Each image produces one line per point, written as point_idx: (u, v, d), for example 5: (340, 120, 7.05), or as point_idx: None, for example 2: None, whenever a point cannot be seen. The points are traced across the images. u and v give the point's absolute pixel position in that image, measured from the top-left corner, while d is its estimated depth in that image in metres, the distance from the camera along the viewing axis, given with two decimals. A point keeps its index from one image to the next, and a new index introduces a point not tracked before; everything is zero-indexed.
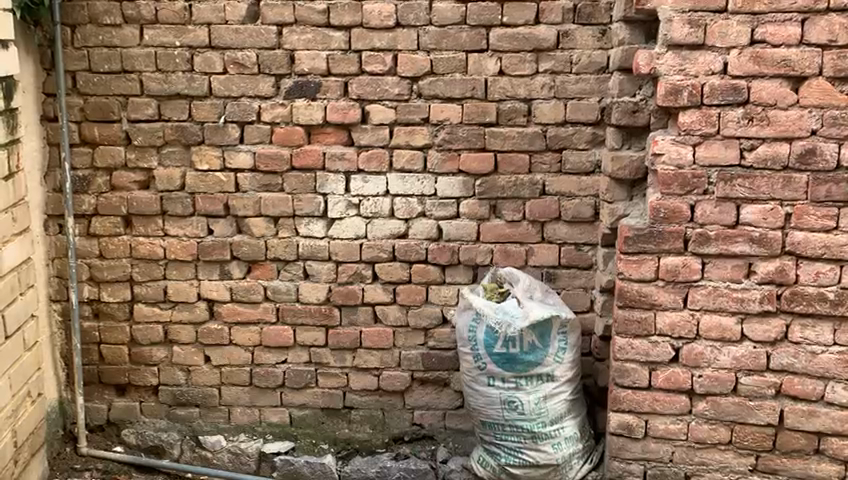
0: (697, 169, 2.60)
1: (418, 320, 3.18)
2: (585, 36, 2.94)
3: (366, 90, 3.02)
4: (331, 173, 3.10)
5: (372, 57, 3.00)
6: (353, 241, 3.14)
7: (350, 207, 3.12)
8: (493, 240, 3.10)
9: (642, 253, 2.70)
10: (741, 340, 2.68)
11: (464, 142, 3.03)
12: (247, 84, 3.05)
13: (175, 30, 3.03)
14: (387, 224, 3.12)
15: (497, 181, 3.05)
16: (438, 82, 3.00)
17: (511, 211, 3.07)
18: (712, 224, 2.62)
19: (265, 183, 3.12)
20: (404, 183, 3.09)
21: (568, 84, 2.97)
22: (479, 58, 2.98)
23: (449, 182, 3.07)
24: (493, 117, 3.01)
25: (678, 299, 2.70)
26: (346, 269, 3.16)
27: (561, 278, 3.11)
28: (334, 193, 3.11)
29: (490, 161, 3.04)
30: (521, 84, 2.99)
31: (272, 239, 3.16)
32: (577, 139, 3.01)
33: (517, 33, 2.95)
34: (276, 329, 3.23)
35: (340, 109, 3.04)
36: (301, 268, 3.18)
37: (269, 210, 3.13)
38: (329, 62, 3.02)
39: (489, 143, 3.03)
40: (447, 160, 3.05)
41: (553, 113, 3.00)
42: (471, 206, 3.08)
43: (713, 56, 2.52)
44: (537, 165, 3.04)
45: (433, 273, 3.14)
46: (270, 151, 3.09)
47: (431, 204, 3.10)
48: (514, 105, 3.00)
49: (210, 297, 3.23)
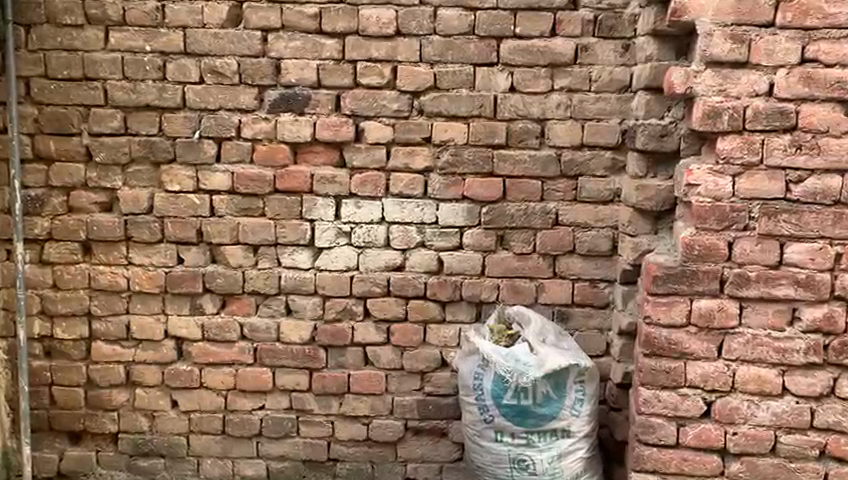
0: (737, 202, 2.31)
1: (413, 363, 2.84)
2: (606, 51, 2.65)
3: (362, 104, 2.70)
4: (320, 196, 2.75)
5: (368, 68, 2.67)
6: (343, 274, 2.80)
7: (341, 235, 2.78)
8: (500, 274, 2.78)
9: (672, 295, 2.40)
10: (782, 395, 2.38)
11: (469, 166, 2.72)
12: (226, 96, 2.71)
13: (145, 33, 2.68)
14: (381, 255, 2.79)
15: (506, 209, 2.74)
16: (442, 98, 2.68)
17: (520, 243, 2.76)
18: (753, 264, 2.33)
19: (244, 207, 2.76)
20: (401, 210, 2.76)
21: (586, 103, 2.68)
22: (489, 72, 2.67)
23: (452, 209, 2.75)
24: (502, 137, 2.70)
25: (711, 348, 2.40)
26: (334, 305, 2.81)
27: (574, 318, 2.79)
28: (322, 219, 2.77)
29: (498, 187, 2.72)
30: (535, 102, 2.68)
31: (251, 270, 2.81)
32: (595, 164, 2.71)
33: (531, 46, 2.65)
34: (253, 371, 2.86)
35: (332, 126, 2.70)
36: (283, 303, 2.83)
37: (248, 238, 2.78)
38: (320, 73, 2.68)
39: (498, 166, 2.71)
40: (450, 185, 2.73)
41: (569, 135, 2.70)
42: (476, 236, 2.76)
43: (757, 76, 2.25)
44: (551, 192, 2.73)
45: (432, 310, 2.81)
46: (251, 172, 2.74)
47: (431, 233, 2.77)
48: (526, 125, 2.69)
49: (179, 334, 2.86)
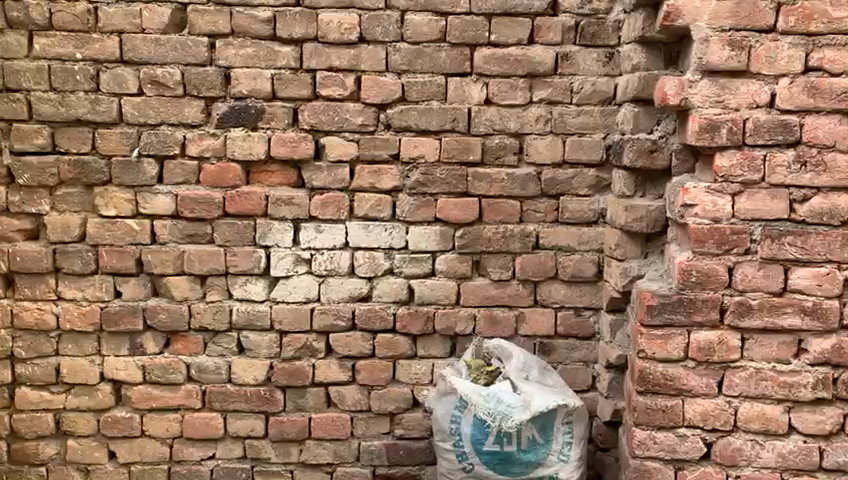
0: (737, 223, 2.11)
1: (381, 404, 2.56)
2: (588, 60, 2.44)
3: (321, 118, 2.43)
4: (276, 220, 2.47)
5: (328, 78, 2.41)
6: (302, 307, 2.51)
7: (300, 263, 2.50)
8: (476, 304, 2.53)
9: (668, 327, 2.18)
10: (788, 434, 2.17)
11: (441, 185, 2.47)
12: (168, 109, 2.41)
13: (75, 38, 2.37)
14: (345, 284, 2.51)
15: (482, 232, 2.50)
16: (411, 111, 2.43)
17: (498, 269, 2.52)
18: (755, 292, 2.13)
19: (190, 232, 2.47)
20: (367, 234, 2.49)
21: (568, 117, 2.46)
22: (462, 82, 2.43)
23: (423, 233, 2.50)
24: (477, 154, 2.46)
25: (711, 384, 2.18)
26: (292, 341, 2.53)
27: (557, 350, 2.56)
28: (279, 246, 2.48)
29: (473, 208, 2.48)
30: (512, 116, 2.46)
31: (198, 304, 2.51)
32: (578, 183, 2.49)
33: (508, 54, 2.42)
34: (202, 417, 2.55)
35: (288, 142, 2.43)
36: (235, 340, 2.53)
37: (195, 267, 2.48)
38: (275, 83, 2.41)
39: (473, 185, 2.47)
40: (420, 206, 2.48)
41: (550, 151, 2.47)
42: (450, 262, 2.51)
43: (758, 86, 2.06)
44: (531, 213, 2.50)
45: (402, 345, 2.54)
46: (197, 194, 2.45)
47: (400, 260, 2.51)
48: (503, 141, 2.46)
49: (117, 377, 2.53)
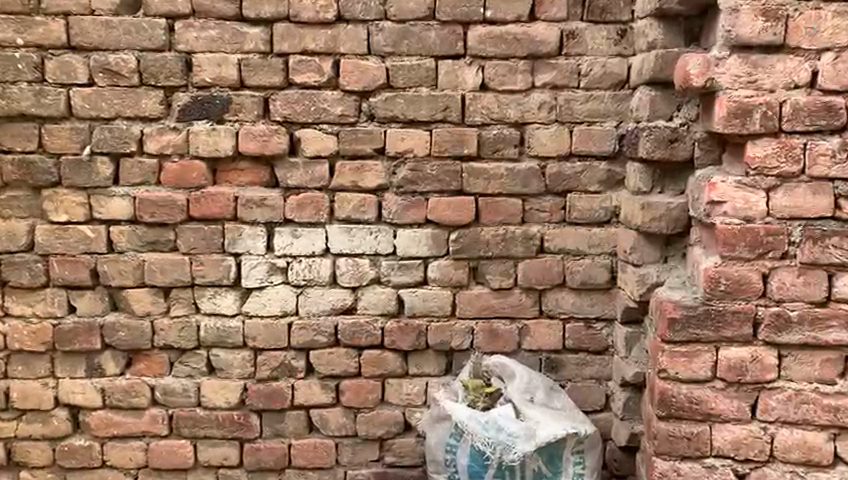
0: (772, 223, 1.82)
1: (369, 428, 2.28)
2: (597, 38, 2.15)
3: (296, 108, 2.15)
4: (247, 224, 2.19)
5: (303, 64, 2.13)
6: (278, 321, 2.24)
7: (275, 272, 2.22)
8: (474, 316, 2.25)
9: (693, 343, 1.89)
10: (833, 465, 1.88)
11: (432, 182, 2.19)
12: (123, 101, 2.14)
13: (16, 21, 2.09)
14: (326, 295, 2.24)
15: (479, 234, 2.21)
16: (397, 99, 2.15)
17: (498, 276, 2.24)
18: (795, 302, 1.84)
19: (151, 239, 2.19)
20: (350, 239, 2.21)
21: (575, 103, 2.17)
22: (454, 66, 2.15)
23: (412, 236, 2.22)
24: (473, 147, 2.17)
25: (743, 408, 1.89)
26: (268, 360, 2.25)
27: (566, 367, 2.28)
28: (250, 253, 2.21)
29: (469, 209, 2.20)
30: (512, 103, 2.17)
31: (161, 319, 2.24)
32: (587, 178, 2.20)
33: (506, 33, 2.14)
34: (169, 445, 2.28)
35: (259, 136, 2.15)
36: (205, 359, 2.26)
37: (158, 278, 2.21)
38: (243, 70, 2.13)
39: (469, 183, 2.19)
40: (409, 207, 2.20)
41: (555, 143, 2.18)
42: (444, 269, 2.23)
43: (797, 63, 1.77)
44: (534, 213, 2.22)
45: (391, 363, 2.26)
46: (157, 196, 2.17)
47: (387, 267, 2.23)
48: (501, 131, 2.18)
49: (73, 402, 2.26)
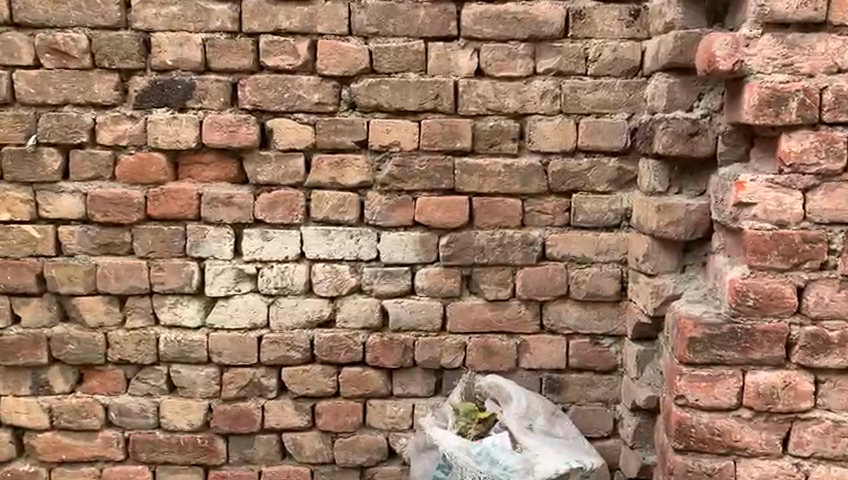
0: (810, 228, 1.58)
1: (349, 455, 2.04)
2: (607, 19, 1.91)
3: (267, 95, 1.91)
4: (212, 225, 1.96)
5: (276, 45, 1.89)
6: (247, 334, 2.00)
7: (243, 279, 1.98)
8: (467, 330, 2.01)
9: (716, 366, 1.65)
10: None
11: (420, 179, 1.95)
12: (73, 85, 1.90)
13: None
14: (301, 306, 1.99)
15: (473, 238, 1.97)
16: (381, 85, 1.91)
17: (493, 286, 1.99)
18: (834, 320, 1.59)
19: (105, 241, 1.95)
20: (328, 243, 1.97)
21: (582, 92, 1.93)
22: (446, 49, 1.91)
23: (398, 240, 1.97)
24: (466, 141, 1.93)
25: (773, 441, 1.65)
26: (235, 377, 2.01)
27: (569, 388, 2.04)
28: (216, 257, 1.97)
29: (462, 210, 1.96)
30: (510, 91, 1.93)
31: (116, 331, 1.99)
32: (595, 177, 1.96)
33: (504, 12, 1.89)
34: (125, 471, 2.04)
35: (225, 126, 1.91)
36: (165, 375, 2.02)
37: (111, 285, 1.97)
38: (208, 51, 1.90)
39: (462, 180, 1.95)
40: (395, 207, 1.96)
41: (559, 137, 1.94)
42: (433, 278, 1.99)
43: (840, 43, 1.53)
44: (535, 215, 1.97)
45: (373, 382, 2.02)
46: (111, 192, 1.93)
47: (370, 274, 1.99)
48: (498, 123, 1.94)
49: (17, 423, 2.02)
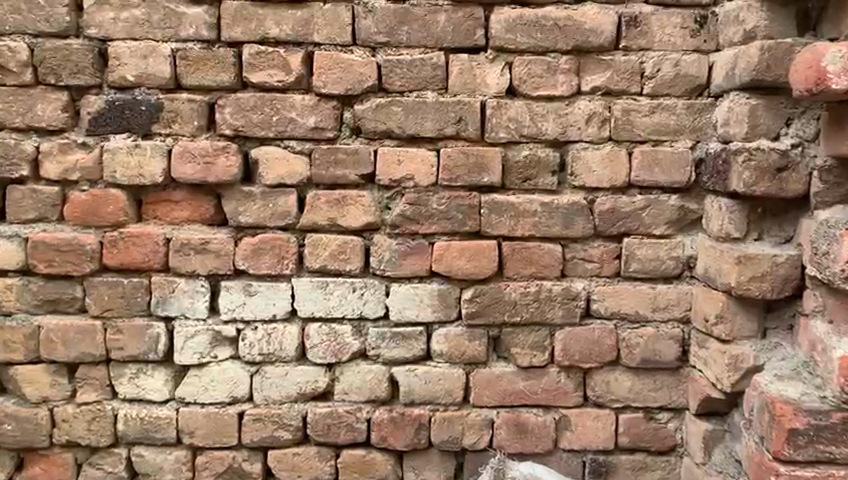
0: None
1: None
2: (667, 27, 1.57)
3: (252, 118, 1.55)
4: (183, 277, 1.59)
5: (262, 56, 1.54)
6: (226, 410, 1.63)
7: (221, 343, 1.62)
8: (495, 404, 1.65)
9: (822, 464, 1.30)
10: None
11: (439, 221, 1.59)
12: (10, 105, 1.53)
13: None
14: (291, 375, 1.63)
15: (503, 292, 1.61)
16: (391, 107, 1.56)
17: (527, 351, 1.63)
18: None
19: (50, 297, 1.59)
20: (325, 298, 1.61)
21: (636, 115, 1.58)
22: (471, 62, 1.56)
23: (412, 294, 1.61)
24: (496, 174, 1.58)
25: None
26: (212, 462, 1.64)
27: (619, 472, 1.68)
28: (188, 316, 1.61)
29: (490, 258, 1.60)
30: (549, 114, 1.58)
31: (64, 407, 1.62)
32: (651, 217, 1.61)
33: (543, 17, 1.55)
34: None
35: (199, 157, 1.55)
36: (124, 460, 1.64)
37: (58, 351, 1.59)
38: (178, 64, 1.54)
39: (489, 222, 1.59)
40: (408, 254, 1.60)
41: (608, 169, 1.59)
42: (454, 341, 1.63)
43: None
44: (578, 264, 1.62)
45: (380, 467, 1.65)
46: (58, 237, 1.57)
47: (376, 337, 1.62)
48: (535, 153, 1.59)
49: None
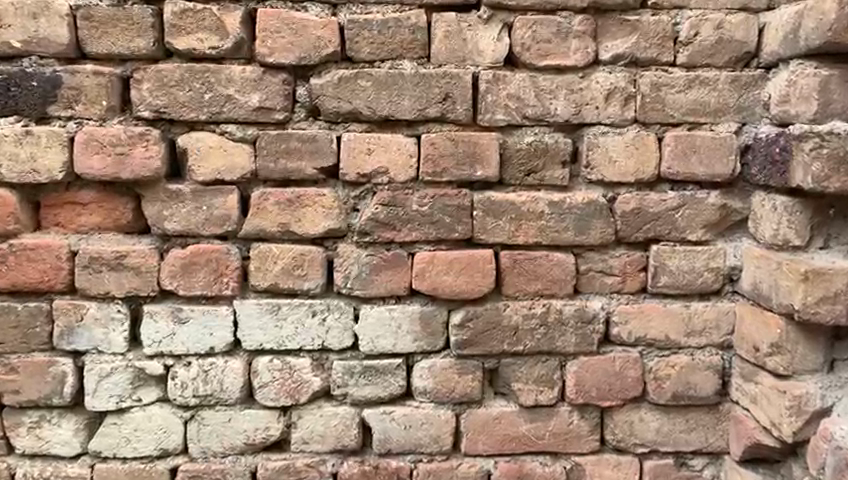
0: None
1: None
2: None
3: (178, 95, 1.20)
4: (95, 300, 1.25)
5: (190, 16, 1.19)
6: (154, 466, 1.29)
7: (146, 383, 1.28)
8: (492, 452, 1.33)
9: None
10: None
11: (420, 226, 1.25)
12: None
13: None
14: (235, 421, 1.29)
15: (502, 315, 1.29)
16: (358, 80, 1.22)
17: (532, 386, 1.31)
18: None
19: None
20: (276, 326, 1.27)
21: (667, 91, 1.26)
22: (461, 23, 1.22)
23: (387, 319, 1.28)
24: (492, 167, 1.25)
25: None
26: None
27: None
28: (102, 350, 1.26)
29: (485, 273, 1.27)
30: (559, 89, 1.25)
31: None
32: (686, 220, 1.29)
33: None
34: None
35: (110, 146, 1.20)
36: None
37: None
38: (81, 27, 1.18)
39: (484, 227, 1.26)
40: (382, 269, 1.26)
41: (633, 160, 1.27)
42: (440, 376, 1.30)
43: None
44: (594, 279, 1.30)
45: None
46: None
47: (342, 372, 1.29)
48: (541, 139, 1.26)
49: None
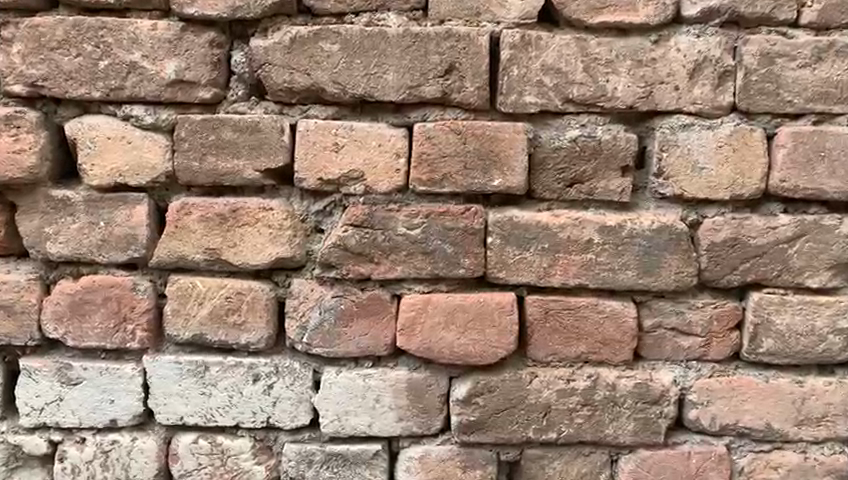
0: None
1: None
2: None
3: (62, 62, 0.83)
4: None
5: None
6: None
7: (27, 464, 0.92)
8: None
9: None
10: None
11: (409, 258, 0.86)
12: None
13: None
14: None
15: (526, 388, 0.88)
16: (321, 42, 0.83)
17: None
18: None
19: None
20: (202, 393, 0.89)
21: (785, 64, 0.84)
22: None
23: (359, 389, 0.89)
24: (516, 173, 0.84)
25: None
26: None
27: None
28: None
29: (502, 327, 0.87)
30: (620, 60, 0.84)
31: None
32: (805, 257, 0.87)
33: None
34: None
35: None
36: None
37: None
38: None
39: (503, 261, 0.86)
40: (354, 317, 0.88)
41: (728, 166, 0.85)
42: (437, 470, 0.90)
43: None
44: (663, 339, 0.89)
45: None
46: None
47: (296, 461, 0.90)
48: (592, 133, 0.85)
49: None
